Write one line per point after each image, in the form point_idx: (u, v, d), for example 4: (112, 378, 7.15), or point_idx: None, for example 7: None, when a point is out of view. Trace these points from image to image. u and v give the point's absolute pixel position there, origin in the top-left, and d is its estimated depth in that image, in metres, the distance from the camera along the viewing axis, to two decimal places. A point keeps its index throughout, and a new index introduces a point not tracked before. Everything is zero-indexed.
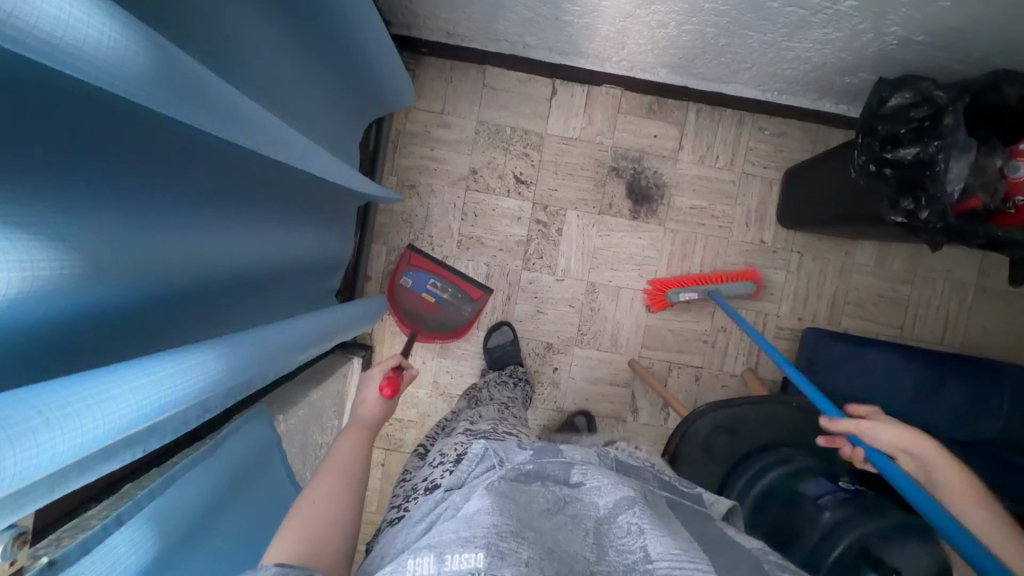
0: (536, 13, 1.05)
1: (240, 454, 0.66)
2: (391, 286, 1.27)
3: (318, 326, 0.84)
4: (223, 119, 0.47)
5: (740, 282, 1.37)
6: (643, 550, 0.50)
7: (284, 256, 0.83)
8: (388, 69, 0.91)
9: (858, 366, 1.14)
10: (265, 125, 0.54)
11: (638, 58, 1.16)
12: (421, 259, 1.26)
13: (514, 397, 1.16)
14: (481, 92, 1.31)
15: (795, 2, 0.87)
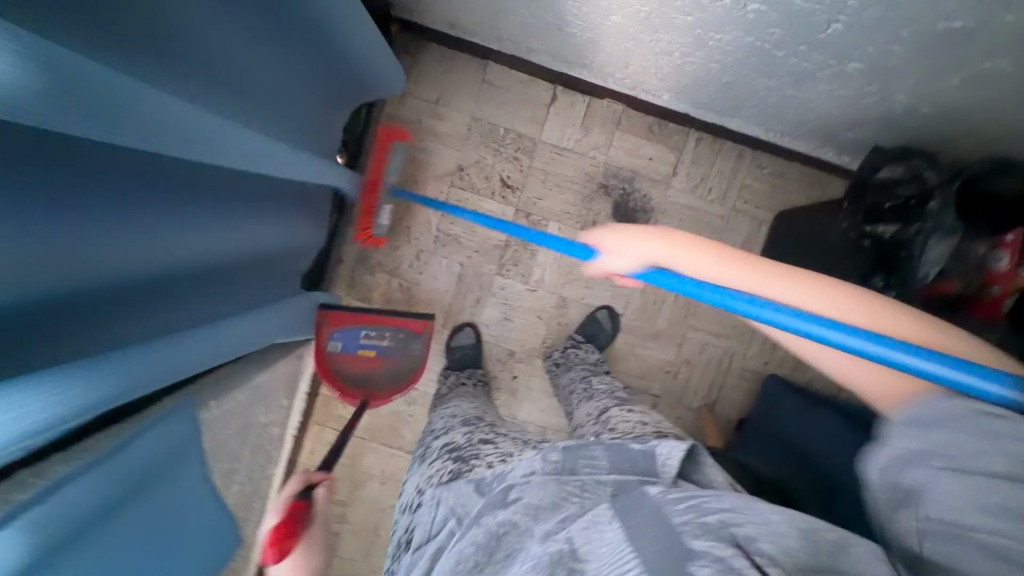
0: (539, 20, 1.00)
1: (149, 455, 0.65)
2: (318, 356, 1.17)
3: (266, 325, 0.83)
4: (149, 132, 0.45)
5: (712, 318, 1.36)
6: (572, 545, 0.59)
7: (250, 244, 0.81)
8: (374, 52, 0.88)
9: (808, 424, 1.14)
10: (202, 136, 0.51)
11: (642, 78, 1.12)
12: (342, 317, 1.17)
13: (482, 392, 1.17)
14: (479, 87, 1.26)
15: (800, 55, 0.82)
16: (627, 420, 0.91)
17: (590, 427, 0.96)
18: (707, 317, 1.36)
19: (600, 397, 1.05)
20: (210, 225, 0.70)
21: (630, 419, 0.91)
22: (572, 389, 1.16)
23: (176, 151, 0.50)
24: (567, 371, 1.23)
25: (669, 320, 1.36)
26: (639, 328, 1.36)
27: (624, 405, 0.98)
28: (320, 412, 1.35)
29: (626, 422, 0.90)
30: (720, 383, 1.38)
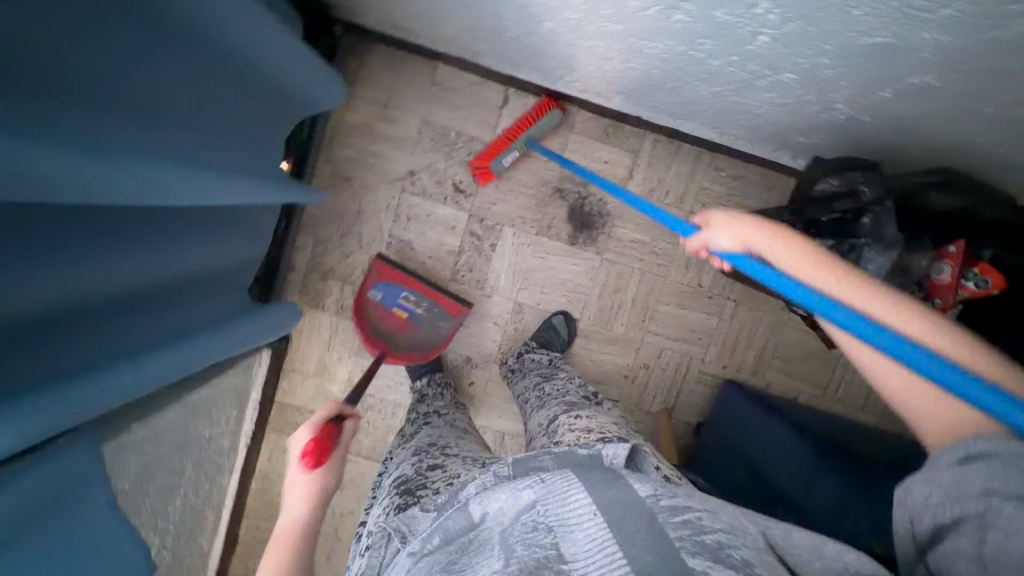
0: (477, 24, 0.97)
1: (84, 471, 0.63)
2: (357, 299, 1.25)
3: (232, 333, 0.86)
4: (55, 173, 0.46)
5: (670, 322, 1.35)
6: (555, 549, 0.52)
7: (205, 256, 0.84)
8: (277, 42, 0.80)
9: None
10: (135, 163, 0.53)
11: (590, 82, 1.09)
12: (392, 270, 1.24)
13: (450, 403, 1.14)
14: (429, 90, 1.23)
15: (736, 64, 0.79)
16: (574, 428, 0.84)
17: (540, 440, 0.89)
18: (665, 322, 1.35)
19: (551, 404, 0.99)
20: (146, 251, 0.68)
21: (576, 426, 0.84)
22: (527, 398, 1.10)
23: (110, 188, 0.51)
24: (523, 377, 1.18)
25: (626, 325, 1.35)
26: (596, 333, 1.35)
27: (571, 410, 0.93)
28: (276, 419, 1.34)
29: (572, 430, 0.83)
30: (679, 388, 1.37)
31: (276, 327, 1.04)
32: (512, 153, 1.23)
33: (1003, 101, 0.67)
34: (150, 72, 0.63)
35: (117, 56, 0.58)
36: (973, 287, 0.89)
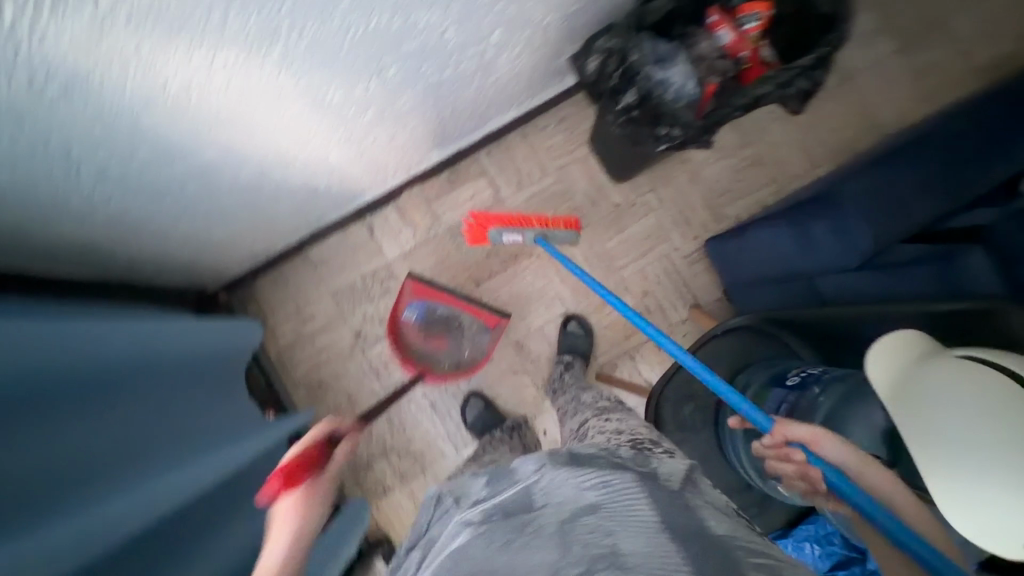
0: (298, 200, 1.11)
1: None
2: (397, 320, 1.34)
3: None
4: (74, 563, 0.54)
5: (627, 247, 1.43)
6: (611, 543, 0.53)
7: (256, 531, 0.92)
8: (194, 331, 0.95)
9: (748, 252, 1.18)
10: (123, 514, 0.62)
11: (406, 161, 1.24)
12: (427, 287, 1.34)
13: (513, 447, 1.15)
14: (316, 271, 1.36)
15: (459, 64, 0.94)
16: (604, 430, 0.83)
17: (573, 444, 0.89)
18: (624, 251, 1.42)
19: (583, 408, 0.99)
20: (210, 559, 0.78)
21: (606, 428, 0.84)
22: (563, 407, 1.11)
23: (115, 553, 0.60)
24: (565, 392, 1.18)
25: (602, 280, 1.42)
26: (590, 305, 1.41)
27: (603, 413, 0.91)
28: None
29: (603, 432, 0.83)
30: (683, 282, 1.43)
31: (345, 541, 1.09)
32: (518, 237, 1.33)
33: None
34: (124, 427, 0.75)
35: (108, 426, 0.70)
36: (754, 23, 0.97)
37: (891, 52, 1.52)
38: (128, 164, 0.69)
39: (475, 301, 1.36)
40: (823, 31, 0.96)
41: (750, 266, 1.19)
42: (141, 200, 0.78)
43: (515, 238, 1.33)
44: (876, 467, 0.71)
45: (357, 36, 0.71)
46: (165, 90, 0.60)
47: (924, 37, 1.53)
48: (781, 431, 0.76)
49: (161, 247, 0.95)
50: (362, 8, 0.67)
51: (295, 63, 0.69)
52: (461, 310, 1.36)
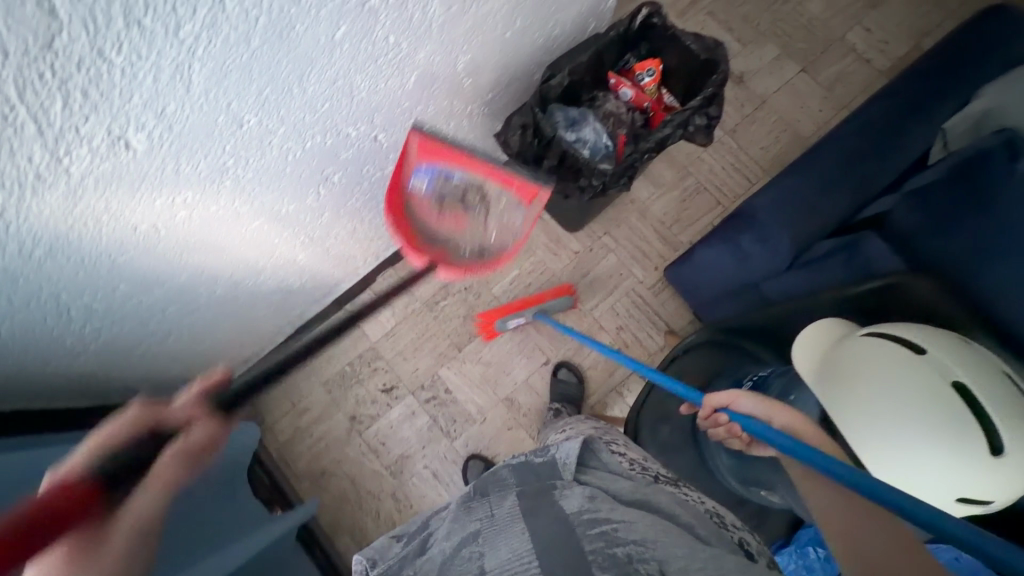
0: (274, 302, 1.20)
1: None
2: (395, 179, 1.03)
3: None
4: None
5: (594, 288, 1.50)
6: (479, 561, 0.66)
7: None
8: None
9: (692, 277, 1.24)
10: None
11: (373, 248, 1.35)
12: (433, 142, 0.98)
13: None
14: (306, 364, 1.43)
15: (397, 157, 1.07)
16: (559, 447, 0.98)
17: None
18: (591, 293, 1.49)
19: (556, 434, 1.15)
20: None
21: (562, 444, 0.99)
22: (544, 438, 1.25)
23: None
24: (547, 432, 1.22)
25: (576, 324, 1.48)
26: (569, 349, 1.47)
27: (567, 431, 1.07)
28: None
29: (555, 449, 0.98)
30: (654, 311, 1.49)
31: None
32: (520, 319, 1.44)
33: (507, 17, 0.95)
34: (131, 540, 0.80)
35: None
36: (649, 78, 1.13)
37: (798, 71, 1.66)
38: (111, 298, 0.78)
39: (502, 164, 1.03)
40: (706, 74, 1.11)
41: (700, 290, 1.24)
42: (128, 327, 0.87)
43: (518, 322, 1.44)
44: (782, 409, 0.90)
45: (296, 156, 0.83)
46: (137, 232, 0.72)
47: (825, 52, 1.67)
48: (707, 401, 0.95)
49: (152, 366, 1.04)
50: (296, 135, 0.79)
51: (246, 188, 0.80)
52: (474, 173, 1.02)
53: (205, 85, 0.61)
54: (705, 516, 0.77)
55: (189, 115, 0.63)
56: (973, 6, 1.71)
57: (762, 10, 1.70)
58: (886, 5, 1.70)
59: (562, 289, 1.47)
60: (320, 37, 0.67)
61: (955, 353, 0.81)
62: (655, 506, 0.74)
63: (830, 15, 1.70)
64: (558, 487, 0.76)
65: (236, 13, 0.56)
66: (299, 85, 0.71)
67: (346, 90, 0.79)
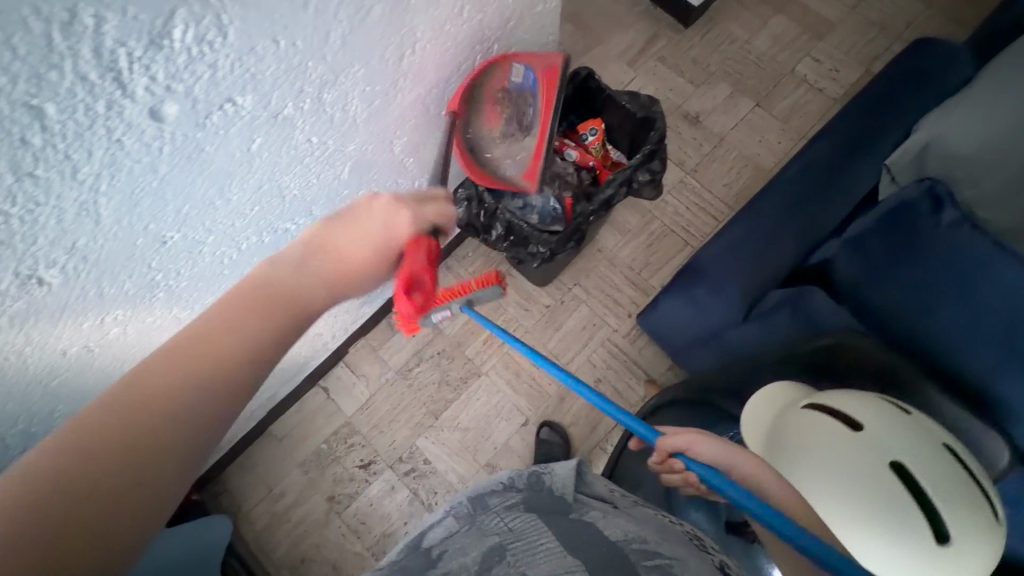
0: None
1: None
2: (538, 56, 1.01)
3: None
4: None
5: (569, 341, 1.48)
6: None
7: None
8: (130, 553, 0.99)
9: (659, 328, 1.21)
10: None
11: (339, 323, 1.35)
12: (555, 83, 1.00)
13: None
14: (282, 445, 1.41)
15: None
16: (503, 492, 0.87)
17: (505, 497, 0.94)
18: (566, 347, 1.47)
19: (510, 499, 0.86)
20: None
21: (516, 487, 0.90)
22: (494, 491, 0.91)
23: None
24: None
25: (553, 380, 1.46)
26: (548, 407, 1.43)
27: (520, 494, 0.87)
28: None
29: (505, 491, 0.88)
30: (632, 360, 1.46)
31: None
32: (443, 312, 1.22)
33: (438, 99, 0.97)
34: None
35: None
36: (593, 137, 1.16)
37: (752, 106, 1.69)
38: (48, 420, 0.77)
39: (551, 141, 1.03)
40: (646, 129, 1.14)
41: (671, 342, 1.21)
42: None
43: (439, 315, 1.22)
44: (741, 452, 0.84)
45: (232, 258, 0.84)
46: (66, 355, 0.71)
47: (776, 87, 1.71)
48: (660, 443, 0.87)
49: None
50: (228, 240, 0.80)
51: (182, 296, 0.81)
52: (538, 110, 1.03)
53: (115, 216, 0.62)
54: (685, 538, 0.77)
55: (104, 244, 0.63)
56: (915, 31, 1.76)
57: (711, 52, 1.75)
58: (829, 37, 1.76)
59: (490, 279, 1.28)
60: (235, 152, 0.69)
61: (899, 437, 0.78)
62: (652, 525, 0.76)
63: (779, 49, 1.75)
64: (575, 511, 0.78)
65: (136, 148, 0.57)
66: (221, 197, 0.73)
67: (275, 192, 0.81)
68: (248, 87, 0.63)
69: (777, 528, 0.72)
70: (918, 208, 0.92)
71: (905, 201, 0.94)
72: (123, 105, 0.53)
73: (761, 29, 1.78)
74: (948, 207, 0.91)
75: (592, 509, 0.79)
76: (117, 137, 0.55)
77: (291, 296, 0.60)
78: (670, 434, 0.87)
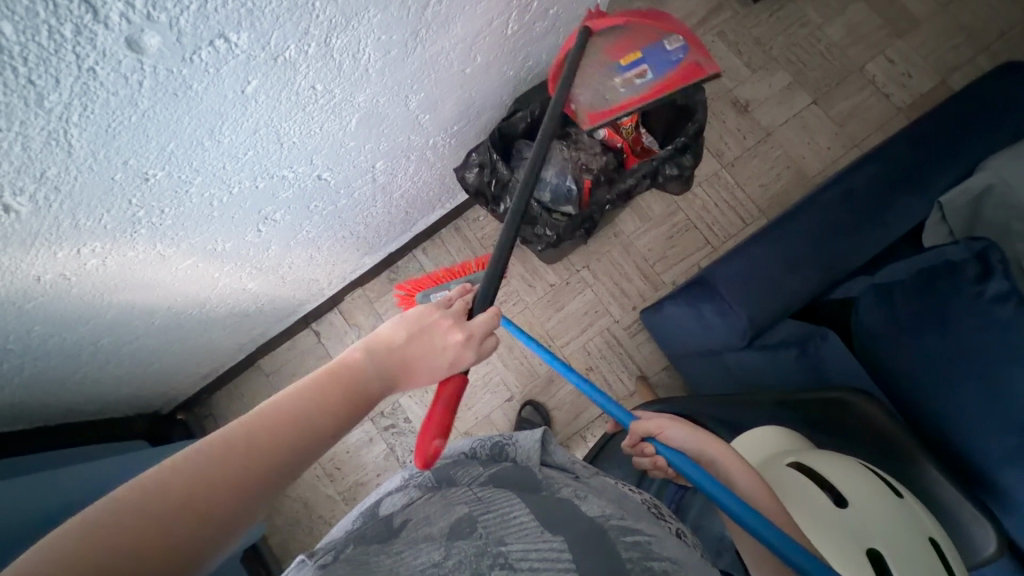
0: (229, 325, 1.19)
1: None
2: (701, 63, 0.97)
3: None
4: None
5: (567, 324, 1.44)
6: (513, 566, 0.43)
7: None
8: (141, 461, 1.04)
9: (661, 329, 1.20)
10: None
11: (338, 271, 1.32)
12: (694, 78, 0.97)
13: None
14: (268, 381, 1.42)
15: (352, 191, 1.02)
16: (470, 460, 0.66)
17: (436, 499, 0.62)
18: (564, 329, 1.44)
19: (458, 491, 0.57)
20: None
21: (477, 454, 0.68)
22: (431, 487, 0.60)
23: None
24: None
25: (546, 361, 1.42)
26: (536, 387, 1.42)
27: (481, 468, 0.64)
28: None
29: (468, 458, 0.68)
30: (628, 354, 1.43)
31: None
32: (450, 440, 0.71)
33: (463, 53, 0.89)
34: None
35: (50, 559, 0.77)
36: (626, 118, 1.06)
37: (808, 103, 1.55)
38: (24, 337, 0.76)
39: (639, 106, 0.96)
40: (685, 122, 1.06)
41: (670, 343, 1.20)
42: (56, 359, 0.86)
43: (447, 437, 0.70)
44: (714, 441, 0.79)
45: (222, 201, 0.80)
46: (40, 281, 0.69)
47: (839, 85, 1.56)
48: (634, 427, 0.83)
49: (94, 387, 1.03)
50: (217, 182, 0.76)
51: (166, 233, 0.78)
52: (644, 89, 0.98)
53: (89, 148, 0.57)
54: (641, 505, 0.61)
55: (77, 176, 0.59)
56: (1007, 44, 1.58)
57: (777, 34, 1.59)
58: (911, 36, 1.59)
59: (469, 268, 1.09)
60: (227, 92, 0.63)
61: (888, 523, 0.74)
62: (616, 497, 0.60)
63: (852, 42, 1.58)
64: (548, 487, 0.58)
65: (112, 78, 0.52)
66: (211, 138, 0.68)
67: (272, 137, 0.75)
68: (243, 22, 0.57)
69: (740, 516, 0.66)
70: (962, 271, 0.90)
71: (949, 261, 0.91)
72: (95, 31, 0.47)
73: (837, 16, 1.60)
74: (994, 278, 0.88)
75: (563, 485, 0.60)
76: (89, 65, 0.49)
77: (372, 381, 0.59)
78: (645, 419, 0.83)
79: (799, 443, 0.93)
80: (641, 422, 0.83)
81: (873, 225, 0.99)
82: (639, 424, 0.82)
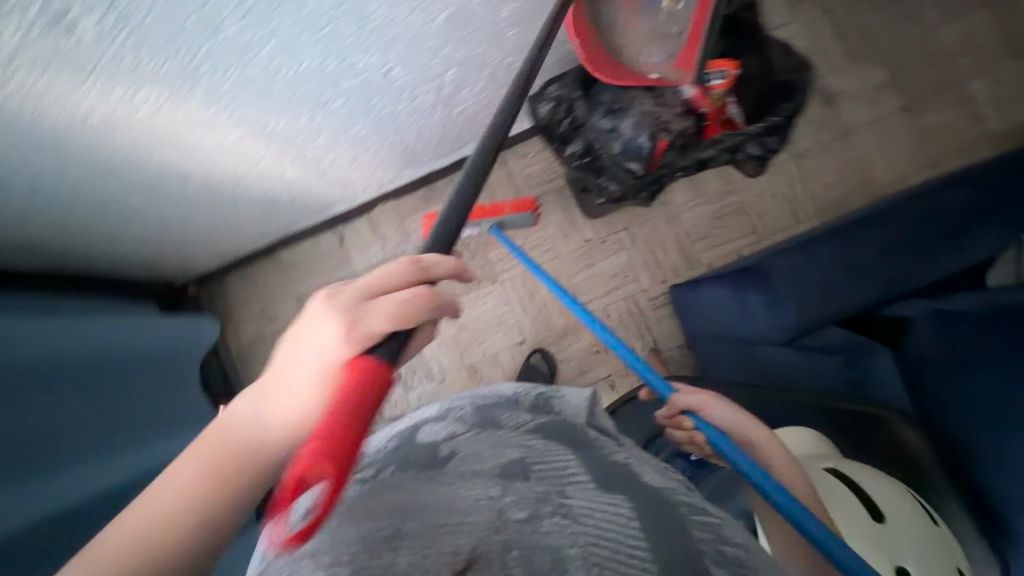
0: (259, 209, 1.15)
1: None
2: None
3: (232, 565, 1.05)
4: None
5: (593, 282, 1.41)
6: (561, 506, 0.51)
7: None
8: (150, 331, 1.04)
9: (695, 307, 1.19)
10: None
11: (376, 178, 1.27)
12: None
13: None
14: (285, 274, 1.40)
15: (416, 95, 0.95)
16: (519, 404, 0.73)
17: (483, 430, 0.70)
18: (589, 287, 1.41)
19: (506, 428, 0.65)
20: None
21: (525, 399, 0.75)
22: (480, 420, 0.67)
23: None
24: None
25: (564, 314, 1.40)
26: (548, 337, 1.40)
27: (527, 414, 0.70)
28: None
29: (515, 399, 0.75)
30: (647, 325, 1.41)
31: None
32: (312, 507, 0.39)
33: None
34: (51, 408, 0.79)
35: (51, 411, 0.79)
36: (718, 81, 0.94)
37: (898, 109, 1.45)
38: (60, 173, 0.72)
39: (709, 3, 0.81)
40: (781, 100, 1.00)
41: (698, 321, 1.19)
42: (88, 204, 0.83)
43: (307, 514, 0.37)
44: (752, 423, 0.81)
45: (287, 75, 0.74)
46: (87, 120, 0.64)
47: (937, 96, 1.45)
48: (676, 398, 0.87)
49: (115, 242, 1.00)
50: (288, 53, 0.70)
51: (223, 98, 0.72)
52: None
53: None
54: (677, 509, 0.57)
55: (147, 8, 0.54)
56: None
57: (887, 26, 1.46)
58: None
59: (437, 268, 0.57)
60: None
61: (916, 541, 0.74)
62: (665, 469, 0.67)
63: (964, 52, 1.46)
64: (602, 448, 0.65)
65: None
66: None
67: (355, 15, 0.68)
68: None
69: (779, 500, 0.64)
70: None
71: None
72: None
73: (956, 19, 1.46)
74: None
75: (614, 448, 0.66)
76: None
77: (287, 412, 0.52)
78: (685, 393, 0.87)
79: (831, 451, 0.93)
80: (683, 395, 0.87)
81: (949, 250, 0.93)
82: (680, 397, 0.87)
